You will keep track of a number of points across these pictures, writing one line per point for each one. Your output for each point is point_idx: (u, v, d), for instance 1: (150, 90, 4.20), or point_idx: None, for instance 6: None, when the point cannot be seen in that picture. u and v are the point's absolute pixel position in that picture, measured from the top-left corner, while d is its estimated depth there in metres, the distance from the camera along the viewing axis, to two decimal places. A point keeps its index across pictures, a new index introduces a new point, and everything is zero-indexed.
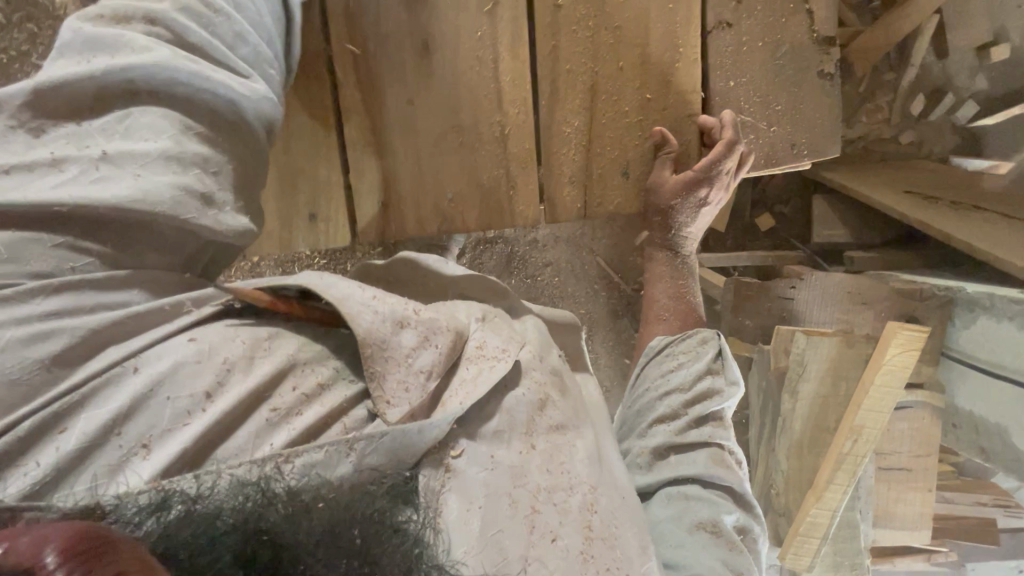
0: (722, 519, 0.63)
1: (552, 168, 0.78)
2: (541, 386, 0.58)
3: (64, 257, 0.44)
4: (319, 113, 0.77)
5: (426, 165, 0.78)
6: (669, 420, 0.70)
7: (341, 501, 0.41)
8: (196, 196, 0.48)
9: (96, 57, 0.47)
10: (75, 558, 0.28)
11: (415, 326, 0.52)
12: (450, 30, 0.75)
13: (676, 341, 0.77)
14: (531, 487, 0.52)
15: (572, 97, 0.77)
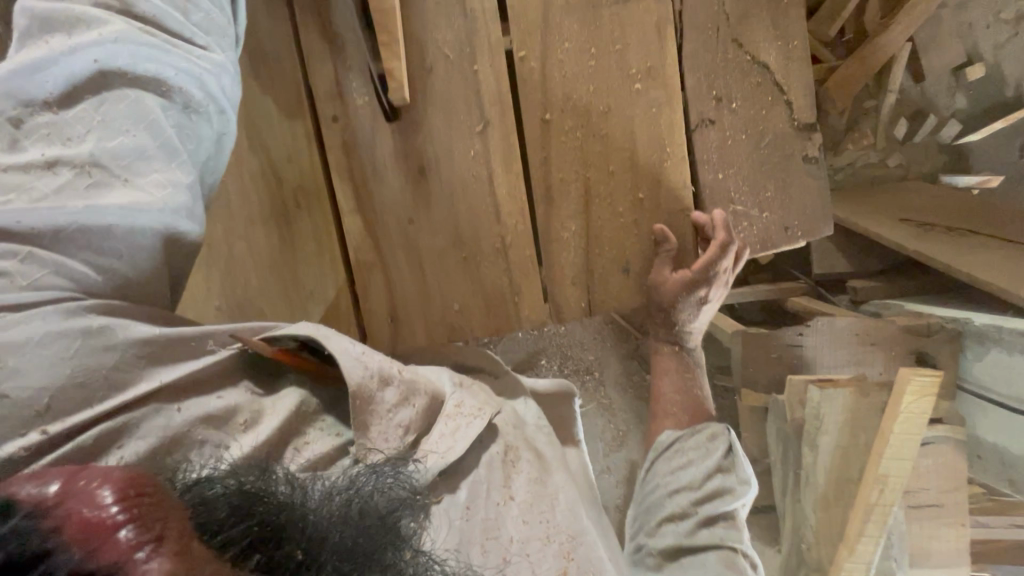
0: None
1: (554, 272, 0.80)
2: (511, 444, 0.65)
3: (90, 261, 0.50)
4: (326, 239, 0.81)
5: (431, 280, 0.80)
6: (678, 521, 0.71)
7: (340, 495, 0.46)
8: (185, 190, 0.53)
9: (54, 38, 0.50)
10: (124, 498, 0.33)
11: (397, 384, 0.59)
12: (444, 151, 0.78)
13: (685, 436, 0.77)
14: (504, 539, 0.58)
15: (567, 203, 0.79)
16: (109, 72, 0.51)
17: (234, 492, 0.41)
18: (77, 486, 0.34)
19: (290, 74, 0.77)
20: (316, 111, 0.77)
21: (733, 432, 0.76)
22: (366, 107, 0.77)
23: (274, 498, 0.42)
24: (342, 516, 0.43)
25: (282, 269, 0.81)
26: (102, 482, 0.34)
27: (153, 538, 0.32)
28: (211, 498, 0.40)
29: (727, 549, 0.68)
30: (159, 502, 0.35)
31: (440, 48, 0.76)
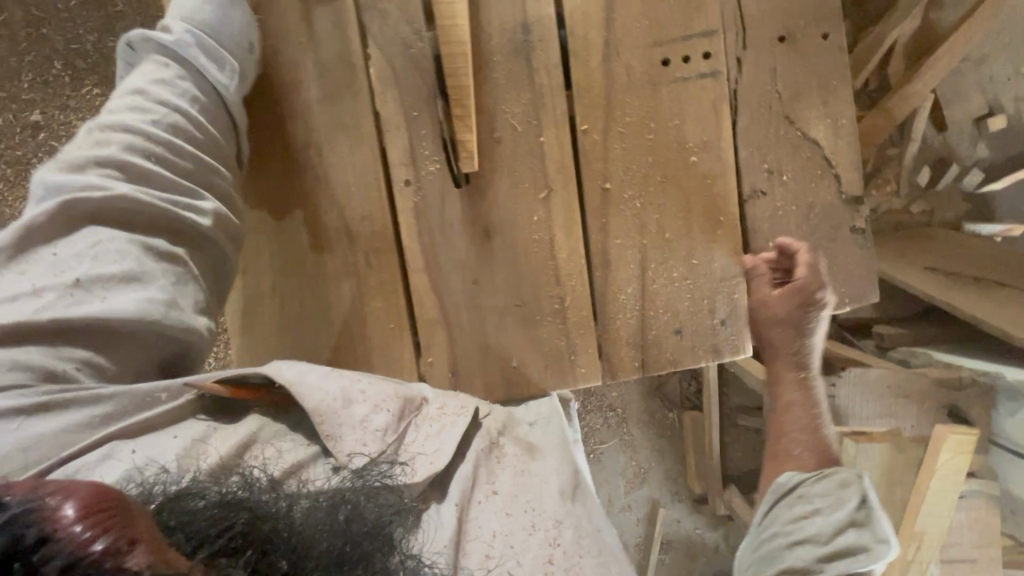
0: None
1: (608, 331, 0.84)
2: (492, 443, 0.68)
3: (63, 358, 0.53)
4: (392, 295, 0.83)
5: (491, 338, 0.83)
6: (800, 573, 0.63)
7: (320, 501, 0.49)
8: (160, 303, 0.57)
9: (61, 195, 0.57)
10: (91, 514, 0.36)
11: (365, 398, 0.61)
12: (508, 217, 0.82)
13: (811, 482, 0.71)
14: (486, 535, 0.58)
15: (623, 267, 0.83)
16: (104, 221, 0.58)
17: (222, 501, 0.45)
18: (44, 498, 0.36)
19: (365, 139, 0.81)
20: (390, 176, 0.82)
21: (866, 483, 0.70)
22: (437, 173, 0.81)
23: (257, 508, 0.46)
24: (327, 522, 0.47)
25: (345, 327, 0.83)
26: (63, 499, 0.36)
27: (127, 543, 0.35)
28: (187, 511, 0.44)
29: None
30: (123, 509, 0.37)
31: (509, 120, 0.81)
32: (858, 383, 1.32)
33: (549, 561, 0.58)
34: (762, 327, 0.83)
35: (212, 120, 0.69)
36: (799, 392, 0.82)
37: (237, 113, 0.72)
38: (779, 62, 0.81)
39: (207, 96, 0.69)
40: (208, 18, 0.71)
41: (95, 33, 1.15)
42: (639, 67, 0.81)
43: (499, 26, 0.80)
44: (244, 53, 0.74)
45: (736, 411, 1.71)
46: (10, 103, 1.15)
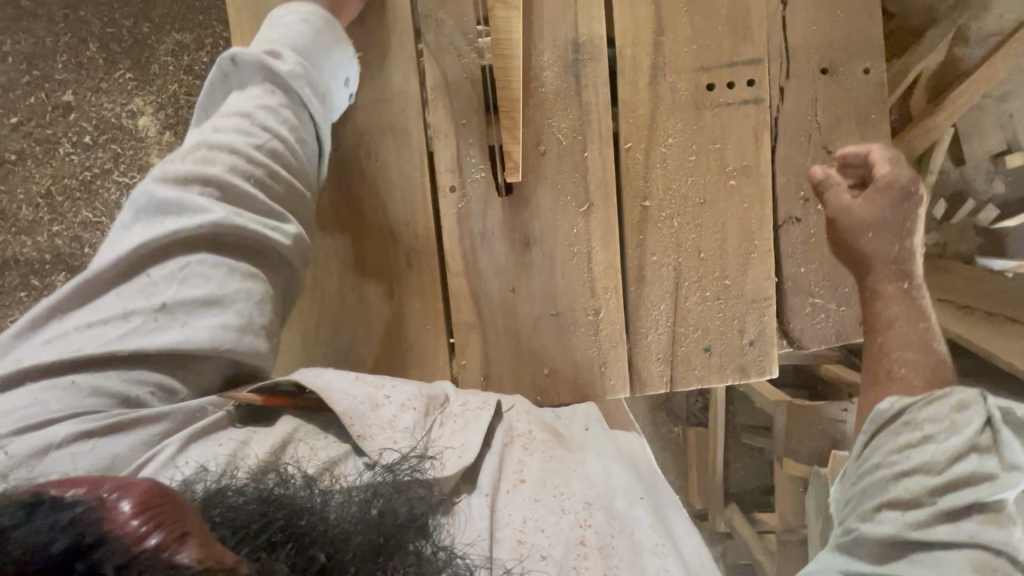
0: None
1: (639, 345, 0.85)
2: (519, 435, 0.66)
3: (139, 381, 0.55)
4: (430, 296, 0.84)
5: (524, 344, 0.85)
6: (907, 504, 0.54)
7: (354, 498, 0.51)
8: (233, 329, 0.59)
9: (165, 216, 0.59)
10: (148, 509, 0.36)
11: (390, 401, 0.62)
12: (548, 227, 0.84)
13: (920, 404, 0.59)
14: (517, 521, 0.57)
15: (657, 284, 0.85)
16: (197, 242, 0.60)
17: (261, 497, 0.47)
18: (102, 495, 0.36)
19: (414, 144, 0.83)
20: (435, 181, 0.84)
21: (989, 401, 0.58)
22: (482, 181, 0.83)
23: (293, 504, 0.47)
24: (362, 516, 0.49)
25: (383, 327, 0.84)
26: (122, 494, 0.36)
27: (179, 536, 0.35)
28: (228, 507, 0.45)
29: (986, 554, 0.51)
30: (178, 505, 0.37)
31: (555, 133, 0.83)
32: None
33: (581, 543, 0.57)
34: (873, 268, 0.72)
35: (303, 147, 0.72)
36: (905, 302, 0.70)
37: (324, 138, 0.75)
38: (820, 93, 0.84)
39: (303, 123, 0.72)
40: (309, 47, 0.73)
41: (130, 18, 1.15)
42: (684, 90, 0.83)
43: (550, 43, 0.82)
44: (338, 86, 0.77)
45: (743, 428, 1.71)
46: (45, 82, 1.16)
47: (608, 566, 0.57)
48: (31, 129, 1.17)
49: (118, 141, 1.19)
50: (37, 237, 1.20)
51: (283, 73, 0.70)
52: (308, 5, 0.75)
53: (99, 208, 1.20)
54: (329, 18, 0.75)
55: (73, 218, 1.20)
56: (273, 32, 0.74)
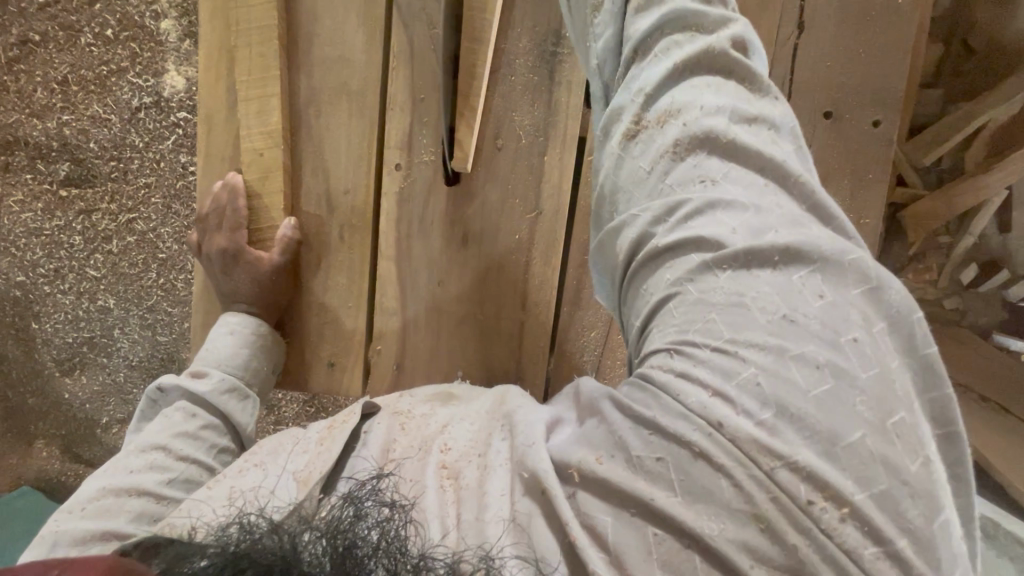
0: (665, 93, 0.54)
1: (562, 365, 0.82)
2: (391, 409, 0.57)
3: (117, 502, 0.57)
4: (356, 274, 0.81)
5: (444, 341, 0.82)
6: (602, 37, 0.63)
7: (316, 528, 0.41)
8: (178, 481, 0.61)
9: (107, 512, 0.57)
10: None
11: (235, 468, 0.54)
12: (490, 226, 0.79)
13: None
14: (424, 485, 0.46)
15: (592, 309, 0.80)
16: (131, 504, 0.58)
17: (225, 562, 0.37)
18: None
19: (368, 111, 0.78)
20: (382, 156, 0.79)
21: None
22: (429, 165, 0.78)
23: (255, 546, 0.38)
24: (330, 556, 0.37)
25: (302, 294, 0.81)
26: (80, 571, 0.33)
27: None
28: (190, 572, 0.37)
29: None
30: None
31: (516, 129, 0.76)
32: None
33: (442, 465, 0.48)
34: None
35: (226, 458, 0.68)
36: None
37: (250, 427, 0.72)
38: (818, 137, 0.80)
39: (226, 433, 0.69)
40: (239, 362, 0.74)
41: None
42: None
43: (530, 27, 0.75)
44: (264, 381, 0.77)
45: None
46: None
47: (475, 460, 0.47)
48: (55, 11, 1.13)
49: (136, 40, 1.13)
50: (46, 122, 1.19)
51: (202, 390, 0.69)
52: (239, 311, 0.77)
53: (110, 105, 1.16)
54: (257, 322, 0.76)
55: (85, 109, 1.17)
56: (206, 346, 0.75)
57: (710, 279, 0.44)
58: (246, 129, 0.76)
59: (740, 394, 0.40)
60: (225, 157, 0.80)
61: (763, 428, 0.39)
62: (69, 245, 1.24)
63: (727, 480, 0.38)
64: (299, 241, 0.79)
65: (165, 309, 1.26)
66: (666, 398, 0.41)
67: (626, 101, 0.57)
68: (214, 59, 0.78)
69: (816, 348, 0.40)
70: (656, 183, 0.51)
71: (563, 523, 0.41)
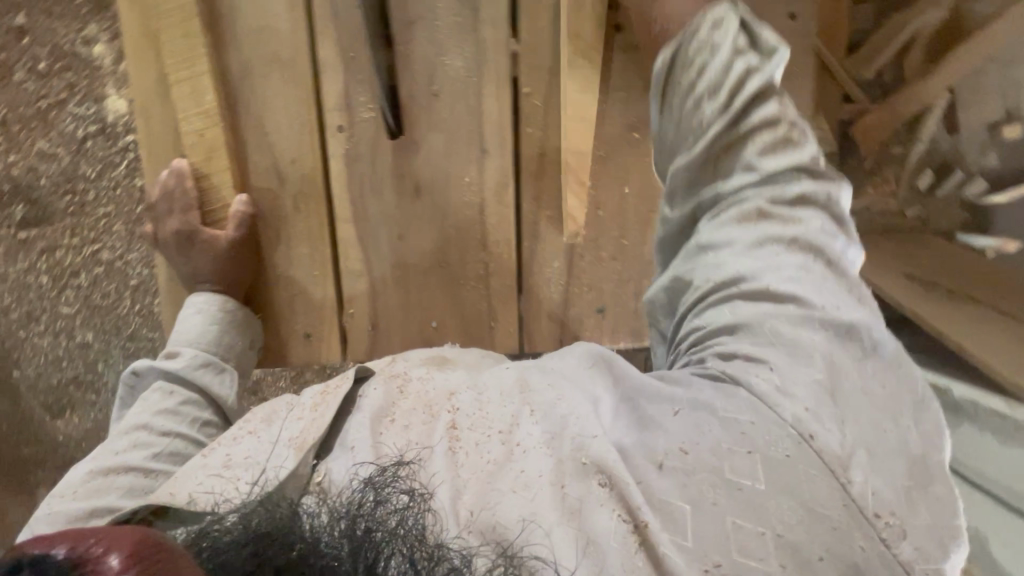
0: (776, 195, 0.61)
1: (532, 301, 0.83)
2: (392, 376, 0.58)
3: (106, 482, 0.59)
4: (317, 242, 0.82)
5: (413, 295, 0.83)
6: (704, 134, 0.64)
7: (331, 512, 0.43)
8: (164, 456, 0.63)
9: (96, 491, 0.58)
10: (140, 561, 0.31)
11: (230, 436, 0.57)
12: (440, 173, 0.80)
13: (689, 34, 0.67)
14: (444, 466, 0.48)
15: (552, 240, 0.82)
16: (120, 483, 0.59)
17: (249, 539, 0.41)
18: (88, 548, 0.31)
19: (302, 76, 0.78)
20: (323, 119, 0.80)
21: (738, 11, 0.67)
22: (371, 122, 0.79)
23: (277, 532, 0.41)
24: (348, 539, 0.41)
25: (266, 269, 0.82)
26: (107, 550, 0.31)
27: None
28: (212, 554, 0.40)
29: (779, 125, 0.63)
30: (173, 555, 0.33)
31: (450, 73, 0.78)
32: None
33: (452, 427, 0.52)
34: None
35: (212, 431, 0.70)
36: None
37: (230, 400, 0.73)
38: None
39: (208, 411, 0.71)
40: (210, 339, 0.75)
41: None
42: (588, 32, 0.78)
43: None
44: (242, 355, 0.78)
45: None
46: None
47: (486, 433, 0.51)
48: None
49: (72, 70, 1.12)
50: None
51: (180, 368, 0.71)
52: (204, 290, 0.78)
53: (55, 138, 1.15)
54: (223, 298, 0.78)
55: (28, 146, 1.15)
56: (177, 329, 0.76)
57: (810, 342, 0.54)
58: (183, 111, 0.77)
59: (828, 430, 0.50)
60: (167, 145, 0.80)
61: (847, 455, 0.49)
62: (37, 286, 1.22)
63: (810, 482, 0.47)
64: (254, 217, 0.80)
65: (147, 335, 1.25)
66: (767, 412, 0.50)
67: (742, 190, 0.62)
68: (140, 49, 0.78)
69: (882, 417, 0.52)
70: (767, 254, 0.59)
71: (637, 510, 0.46)
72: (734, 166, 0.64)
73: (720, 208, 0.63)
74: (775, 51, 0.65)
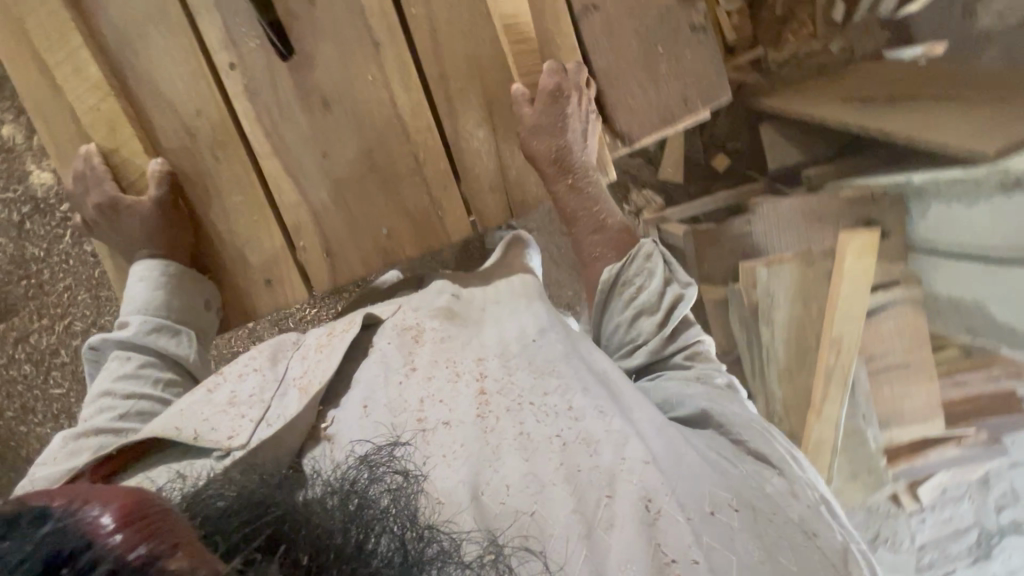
0: (704, 375, 0.87)
1: (470, 178, 0.84)
2: (412, 326, 0.82)
3: (86, 440, 0.71)
4: (247, 186, 0.82)
5: (356, 209, 0.83)
6: (644, 346, 0.87)
7: (332, 486, 0.54)
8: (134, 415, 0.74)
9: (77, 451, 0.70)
10: (131, 524, 0.37)
11: (236, 371, 0.77)
12: (342, 81, 0.80)
13: (627, 265, 0.89)
14: (460, 444, 0.68)
15: (471, 114, 0.82)
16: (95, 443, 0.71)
17: (242, 504, 0.50)
18: (81, 508, 0.37)
19: (176, 24, 0.78)
20: (213, 62, 0.79)
21: (658, 245, 0.90)
22: (259, 50, 0.79)
23: (280, 505, 0.50)
24: (341, 506, 0.51)
25: (206, 228, 0.83)
26: (102, 508, 0.37)
27: (169, 546, 0.37)
28: (210, 513, 0.49)
29: (693, 345, 0.90)
30: (162, 517, 0.39)
31: None
32: (772, 216, 1.33)
33: (482, 394, 0.73)
34: None
35: (177, 387, 0.80)
36: None
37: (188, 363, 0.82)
38: None
39: (171, 372, 0.81)
40: (157, 306, 0.80)
41: None
42: None
43: None
44: (193, 314, 0.82)
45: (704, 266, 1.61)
46: None
47: (511, 401, 0.72)
48: None
49: None
50: None
51: (131, 338, 0.78)
52: (143, 257, 0.80)
53: None
54: (164, 263, 0.80)
55: None
56: (126, 297, 0.81)
57: (785, 465, 0.75)
58: (73, 93, 0.77)
59: (812, 525, 0.69)
60: (70, 135, 0.79)
61: (813, 532, 0.68)
62: (22, 377, 1.20)
63: (793, 534, 0.67)
64: (176, 177, 0.80)
65: None
66: (780, 512, 0.69)
67: (681, 376, 0.87)
68: (9, 45, 0.77)
69: (831, 515, 0.73)
70: (716, 400, 0.82)
71: (687, 550, 0.61)
72: (667, 359, 0.89)
73: (667, 380, 0.87)
74: (688, 286, 0.88)
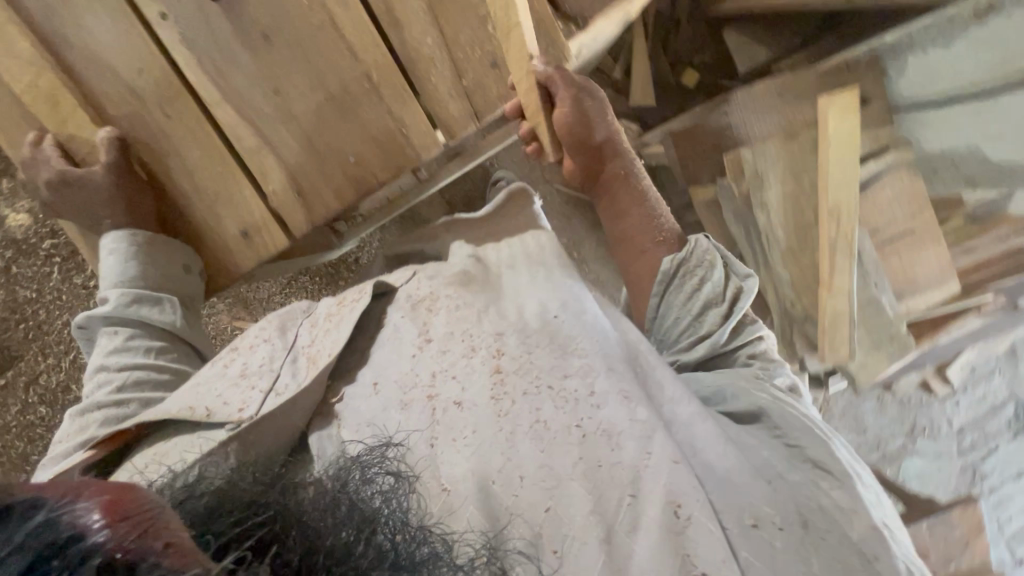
0: (771, 373, 0.82)
1: (427, 88, 0.81)
2: (423, 291, 0.79)
3: (89, 415, 0.71)
4: (203, 137, 0.80)
5: (318, 139, 0.81)
6: (709, 339, 0.83)
7: (326, 489, 0.52)
8: (134, 384, 0.74)
9: (84, 427, 0.70)
10: (119, 524, 0.34)
11: (243, 345, 0.75)
12: (278, 10, 0.77)
13: (687, 259, 0.86)
14: (470, 431, 0.64)
15: (415, 22, 0.79)
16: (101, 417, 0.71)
17: (227, 504, 0.49)
18: (74, 501, 0.34)
19: None
20: (142, 16, 0.76)
21: (711, 239, 0.89)
22: None
23: (272, 506, 0.48)
24: (332, 508, 0.49)
25: (172, 188, 0.82)
26: (94, 502, 0.35)
27: (163, 545, 0.35)
28: (196, 509, 0.48)
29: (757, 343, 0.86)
30: (155, 515, 0.36)
31: None
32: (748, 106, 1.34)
33: (497, 372, 0.69)
34: None
35: (170, 353, 0.80)
36: None
37: (180, 327, 0.81)
38: None
39: (163, 340, 0.80)
40: (134, 275, 0.79)
41: None
42: None
43: None
44: (173, 276, 0.81)
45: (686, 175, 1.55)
46: None
47: (528, 383, 0.68)
48: None
49: None
50: None
51: (112, 311, 0.77)
52: (110, 229, 0.79)
53: None
54: (132, 232, 0.79)
55: None
56: (101, 273, 0.80)
57: (831, 453, 0.69)
58: (10, 73, 0.75)
59: (862, 528, 0.63)
60: (19, 120, 0.78)
61: (865, 542, 0.62)
62: (39, 419, 1.16)
63: (834, 537, 0.61)
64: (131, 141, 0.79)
65: None
66: (826, 517, 0.63)
67: (744, 368, 0.82)
68: None
69: (888, 523, 0.65)
70: (776, 396, 0.76)
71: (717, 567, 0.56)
72: (733, 359, 0.84)
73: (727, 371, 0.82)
74: (752, 283, 0.85)
